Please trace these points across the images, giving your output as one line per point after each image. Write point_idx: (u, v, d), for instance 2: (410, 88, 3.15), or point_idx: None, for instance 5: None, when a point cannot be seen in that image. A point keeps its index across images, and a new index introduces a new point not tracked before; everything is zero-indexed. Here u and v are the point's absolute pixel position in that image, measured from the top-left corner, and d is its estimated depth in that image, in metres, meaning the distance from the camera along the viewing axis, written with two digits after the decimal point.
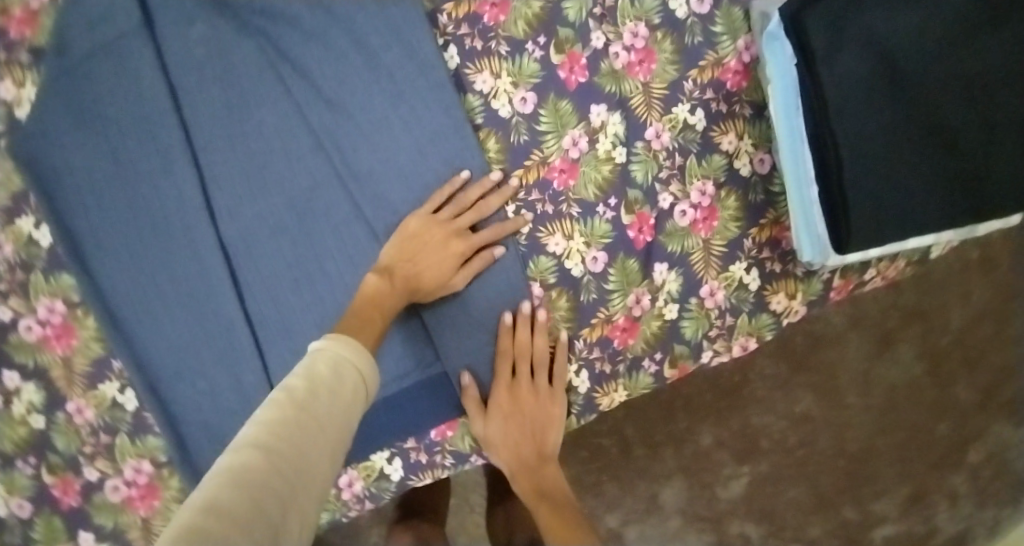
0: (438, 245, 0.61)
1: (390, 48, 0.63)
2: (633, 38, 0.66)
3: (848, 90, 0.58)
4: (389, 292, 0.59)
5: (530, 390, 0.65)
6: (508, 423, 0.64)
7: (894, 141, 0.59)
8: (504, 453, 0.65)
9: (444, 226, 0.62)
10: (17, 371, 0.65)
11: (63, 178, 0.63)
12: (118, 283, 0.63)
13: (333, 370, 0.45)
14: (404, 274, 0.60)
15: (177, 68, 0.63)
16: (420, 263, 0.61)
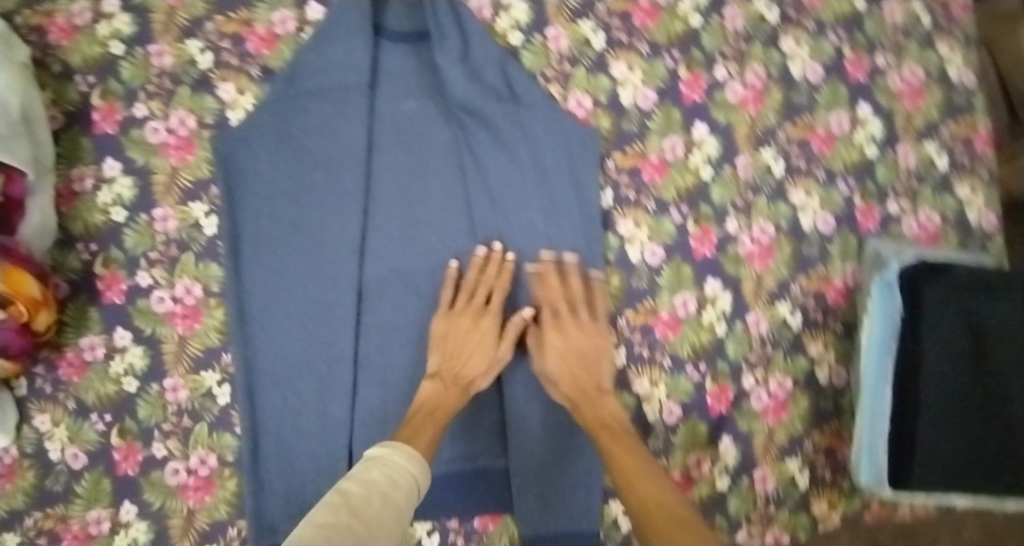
0: (473, 329, 0.68)
1: (564, 175, 0.71)
2: (761, 233, 0.74)
3: (939, 353, 0.66)
4: (446, 392, 0.67)
5: (587, 344, 0.69)
6: (569, 382, 0.68)
7: (968, 410, 0.66)
8: (569, 392, 0.68)
9: (472, 311, 0.68)
10: (130, 332, 0.69)
11: (245, 182, 0.69)
12: (260, 288, 0.69)
13: (387, 476, 0.55)
14: (452, 372, 0.67)
15: (380, 130, 0.71)
16: (467, 355, 0.68)
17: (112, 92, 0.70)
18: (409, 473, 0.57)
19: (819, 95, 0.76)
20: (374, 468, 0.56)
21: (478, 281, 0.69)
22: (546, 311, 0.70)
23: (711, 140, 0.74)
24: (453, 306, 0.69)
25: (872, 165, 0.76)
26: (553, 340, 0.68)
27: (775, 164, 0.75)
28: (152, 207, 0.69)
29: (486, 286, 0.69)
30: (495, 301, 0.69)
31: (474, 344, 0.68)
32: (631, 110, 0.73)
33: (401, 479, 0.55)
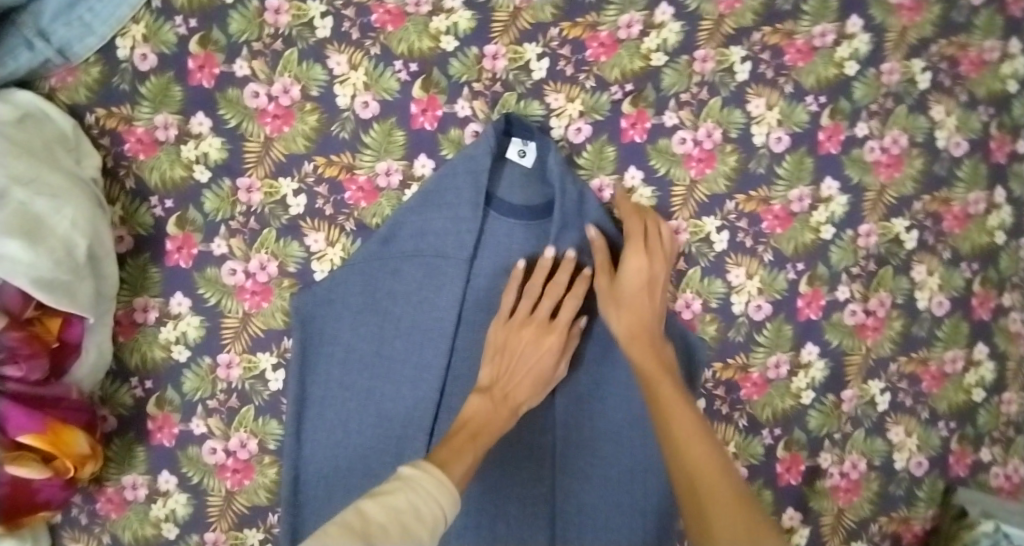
0: (531, 345, 0.60)
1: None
2: (850, 468, 0.70)
3: None
4: (493, 412, 0.57)
5: (659, 273, 0.61)
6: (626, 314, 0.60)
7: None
8: (626, 321, 0.60)
9: (537, 325, 0.61)
10: (176, 477, 0.65)
11: (322, 342, 0.64)
12: (318, 456, 0.64)
13: (410, 502, 0.43)
14: (503, 389, 0.59)
15: (472, 302, 0.64)
16: (521, 375, 0.60)
17: (189, 221, 0.63)
18: (436, 502, 0.44)
19: (941, 329, 0.70)
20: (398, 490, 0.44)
21: (541, 288, 0.62)
22: (635, 222, 0.62)
23: (819, 362, 0.69)
24: (515, 315, 0.62)
25: (976, 409, 0.71)
26: (634, 264, 0.60)
27: (880, 397, 0.70)
28: (217, 352, 0.64)
29: (553, 298, 0.62)
30: (564, 316, 0.61)
31: (533, 365, 0.60)
32: (741, 319, 0.68)
33: (426, 509, 0.43)
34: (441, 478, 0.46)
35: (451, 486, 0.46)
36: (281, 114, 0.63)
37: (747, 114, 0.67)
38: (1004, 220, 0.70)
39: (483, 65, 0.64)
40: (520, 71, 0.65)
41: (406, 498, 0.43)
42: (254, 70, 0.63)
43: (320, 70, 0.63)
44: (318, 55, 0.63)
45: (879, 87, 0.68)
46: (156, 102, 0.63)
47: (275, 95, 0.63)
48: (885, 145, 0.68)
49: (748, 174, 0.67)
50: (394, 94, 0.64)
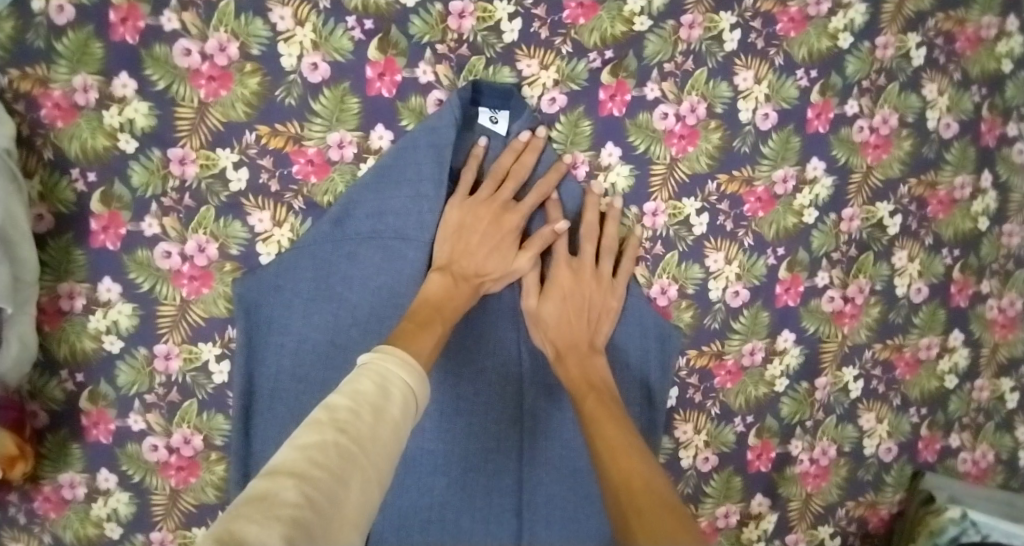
0: (491, 225, 0.57)
1: (637, 374, 0.63)
2: (821, 453, 0.69)
3: None
4: (456, 290, 0.55)
5: (584, 285, 0.60)
6: (561, 331, 0.59)
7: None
8: (557, 337, 0.59)
9: (495, 204, 0.57)
10: (116, 475, 0.60)
11: (269, 331, 0.58)
12: (268, 453, 0.59)
13: (376, 383, 0.38)
14: (461, 264, 0.57)
15: None
16: (480, 253, 0.57)
17: (115, 197, 0.57)
18: (405, 384, 0.40)
19: (918, 316, 0.70)
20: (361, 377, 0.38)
21: (511, 170, 0.58)
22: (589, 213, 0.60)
23: (794, 349, 0.67)
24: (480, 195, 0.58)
25: (946, 396, 0.72)
26: (552, 304, 0.59)
27: (854, 384, 0.69)
28: (154, 342, 0.58)
29: (521, 177, 0.58)
30: (527, 199, 0.58)
31: (491, 246, 0.57)
32: (718, 306, 0.65)
33: (397, 391, 0.38)
34: (404, 359, 0.41)
35: (415, 365, 0.42)
36: (216, 75, 0.56)
37: (734, 89, 0.63)
38: (988, 206, 0.70)
39: (448, 25, 0.58)
40: (489, 32, 0.58)
41: (372, 381, 0.38)
42: (184, 23, 0.55)
43: (260, 25, 0.56)
44: (258, 8, 0.55)
45: (872, 63, 0.65)
46: (74, 61, 0.54)
47: (208, 54, 0.56)
48: (874, 125, 0.66)
49: (731, 153, 0.63)
50: (347, 54, 0.57)
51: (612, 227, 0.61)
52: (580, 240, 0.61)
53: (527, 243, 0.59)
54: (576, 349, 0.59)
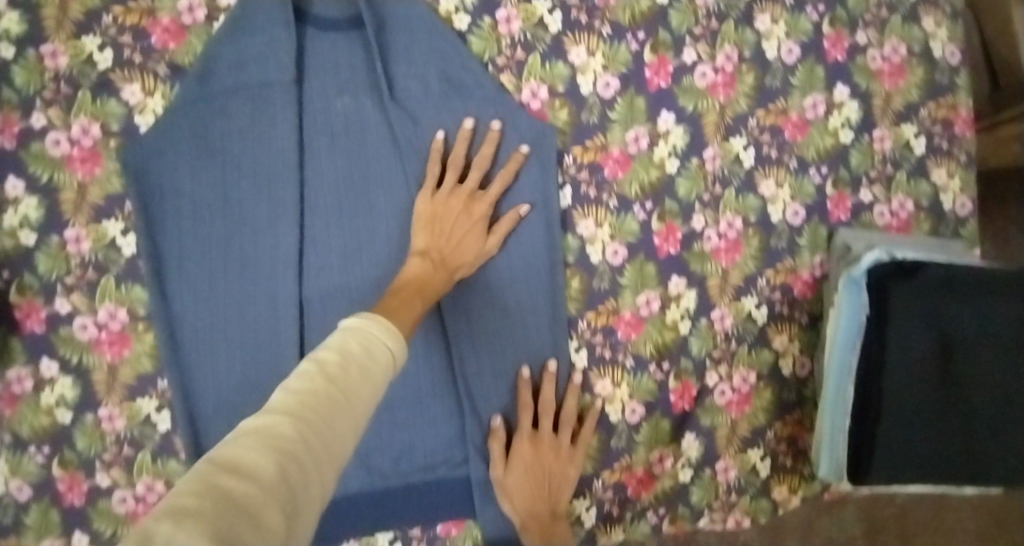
0: (463, 213, 0.63)
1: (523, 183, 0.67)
2: (728, 227, 0.71)
3: (898, 364, 0.65)
4: (434, 274, 0.60)
5: (537, 481, 0.68)
6: (527, 505, 0.67)
7: (930, 417, 0.66)
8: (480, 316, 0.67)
9: (465, 193, 0.63)
10: (56, 362, 0.65)
11: (165, 197, 0.63)
12: (191, 312, 0.65)
13: (364, 348, 0.39)
14: (441, 253, 0.62)
15: (311, 130, 0.64)
16: (456, 239, 0.63)
17: (5, 102, 0.61)
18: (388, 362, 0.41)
19: (795, 76, 0.70)
20: (346, 334, 0.40)
21: (455, 158, 0.64)
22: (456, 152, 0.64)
23: (677, 130, 0.69)
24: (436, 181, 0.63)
25: (845, 152, 0.72)
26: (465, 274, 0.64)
27: (745, 154, 0.70)
28: (63, 228, 0.63)
29: (463, 157, 0.64)
30: (491, 186, 0.64)
31: (464, 231, 0.63)
32: (591, 100, 0.68)
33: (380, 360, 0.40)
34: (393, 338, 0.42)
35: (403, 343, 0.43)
36: None
37: None
38: None
39: None
40: None
41: (360, 343, 0.39)
42: None
43: None
44: None
45: None
46: None
47: None
48: None
49: None
50: None
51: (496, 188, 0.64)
52: (540, 416, 0.69)
53: (494, 227, 0.66)
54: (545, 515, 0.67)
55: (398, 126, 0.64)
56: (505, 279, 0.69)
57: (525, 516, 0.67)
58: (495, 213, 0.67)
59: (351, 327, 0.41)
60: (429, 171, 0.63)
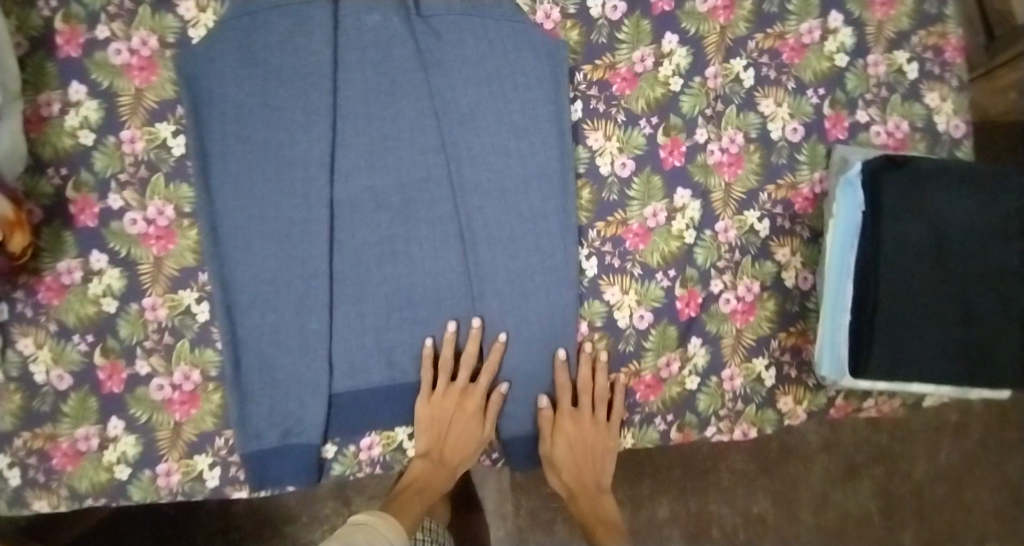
0: (459, 411, 0.72)
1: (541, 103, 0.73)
2: (730, 143, 0.75)
3: (893, 257, 0.68)
4: (435, 471, 0.74)
5: (578, 461, 0.75)
6: (576, 478, 0.76)
7: (929, 311, 0.69)
8: (459, 437, 0.73)
9: (450, 410, 0.72)
10: (105, 255, 0.70)
11: (210, 100, 0.70)
12: (232, 208, 0.70)
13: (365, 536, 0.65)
14: (441, 451, 0.73)
15: (344, 44, 0.71)
16: (453, 439, 0.73)
17: (73, 16, 0.69)
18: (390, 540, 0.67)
19: (791, 4, 0.76)
20: (357, 530, 0.66)
21: (467, 356, 0.72)
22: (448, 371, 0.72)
23: (681, 50, 0.74)
24: (439, 395, 0.72)
25: (841, 74, 0.76)
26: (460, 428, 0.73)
27: (745, 74, 0.75)
28: (120, 129, 0.70)
29: (468, 359, 0.72)
30: (482, 379, 0.73)
31: (460, 425, 0.73)
32: (600, 22, 0.74)
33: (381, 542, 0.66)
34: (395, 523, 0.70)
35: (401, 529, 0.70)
36: None
37: None
38: None
39: None
40: None
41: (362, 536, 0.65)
42: None
43: None
44: None
45: None
46: None
47: None
48: None
49: None
50: None
51: (479, 398, 0.73)
52: (579, 393, 0.74)
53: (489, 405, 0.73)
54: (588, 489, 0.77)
55: (424, 42, 0.72)
56: (520, 186, 0.73)
57: (571, 492, 0.77)
58: (513, 125, 0.73)
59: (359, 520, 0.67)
60: (425, 377, 0.72)
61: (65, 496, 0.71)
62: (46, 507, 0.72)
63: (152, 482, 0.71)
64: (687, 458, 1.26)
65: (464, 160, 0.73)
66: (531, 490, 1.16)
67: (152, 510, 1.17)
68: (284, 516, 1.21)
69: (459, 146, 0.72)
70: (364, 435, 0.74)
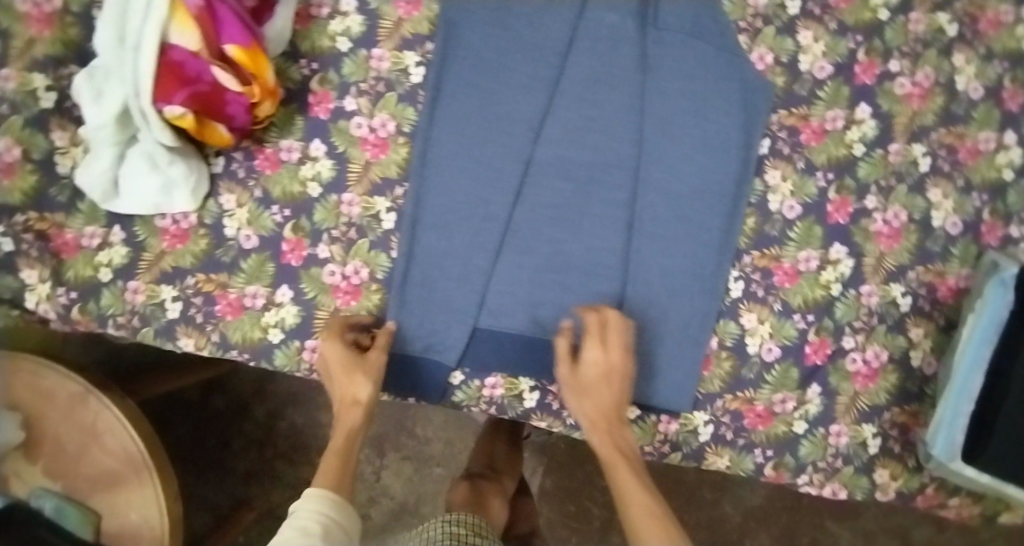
0: (343, 375, 0.73)
1: (737, 129, 0.79)
2: (893, 217, 0.81)
3: None
4: (353, 417, 0.73)
5: (602, 382, 0.73)
6: (593, 404, 0.73)
7: None
8: (349, 396, 0.72)
9: (340, 361, 0.73)
10: (325, 146, 0.80)
11: (458, 46, 0.79)
12: (444, 139, 0.79)
13: (296, 527, 0.62)
14: (341, 397, 0.73)
15: (582, 30, 0.80)
16: (340, 382, 0.73)
17: None
18: (322, 513, 0.64)
19: (975, 111, 0.83)
20: (293, 524, 0.62)
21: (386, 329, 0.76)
22: (333, 347, 0.73)
23: (870, 121, 0.81)
24: (343, 364, 0.73)
25: (1005, 187, 0.82)
26: (359, 386, 0.72)
27: (922, 159, 0.82)
28: (373, 47, 0.80)
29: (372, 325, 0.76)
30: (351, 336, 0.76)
31: (345, 374, 0.73)
32: (806, 76, 0.81)
33: (312, 524, 0.62)
34: (324, 493, 0.66)
35: (337, 498, 0.66)
36: None
37: None
38: None
39: None
40: None
41: (292, 530, 0.61)
42: None
43: None
44: None
45: None
46: None
47: None
48: None
49: None
50: None
51: (339, 353, 0.73)
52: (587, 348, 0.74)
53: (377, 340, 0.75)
54: (611, 420, 0.72)
55: (650, 49, 0.79)
56: (696, 199, 0.79)
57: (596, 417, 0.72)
58: (707, 143, 0.79)
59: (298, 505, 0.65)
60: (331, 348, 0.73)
61: (213, 340, 0.78)
62: (191, 345, 0.78)
63: (297, 352, 0.79)
64: (715, 525, 1.22)
65: (652, 159, 0.79)
66: (556, 503, 1.19)
67: (203, 403, 1.31)
68: (319, 448, 1.32)
69: (652, 145, 0.79)
70: (490, 374, 0.80)
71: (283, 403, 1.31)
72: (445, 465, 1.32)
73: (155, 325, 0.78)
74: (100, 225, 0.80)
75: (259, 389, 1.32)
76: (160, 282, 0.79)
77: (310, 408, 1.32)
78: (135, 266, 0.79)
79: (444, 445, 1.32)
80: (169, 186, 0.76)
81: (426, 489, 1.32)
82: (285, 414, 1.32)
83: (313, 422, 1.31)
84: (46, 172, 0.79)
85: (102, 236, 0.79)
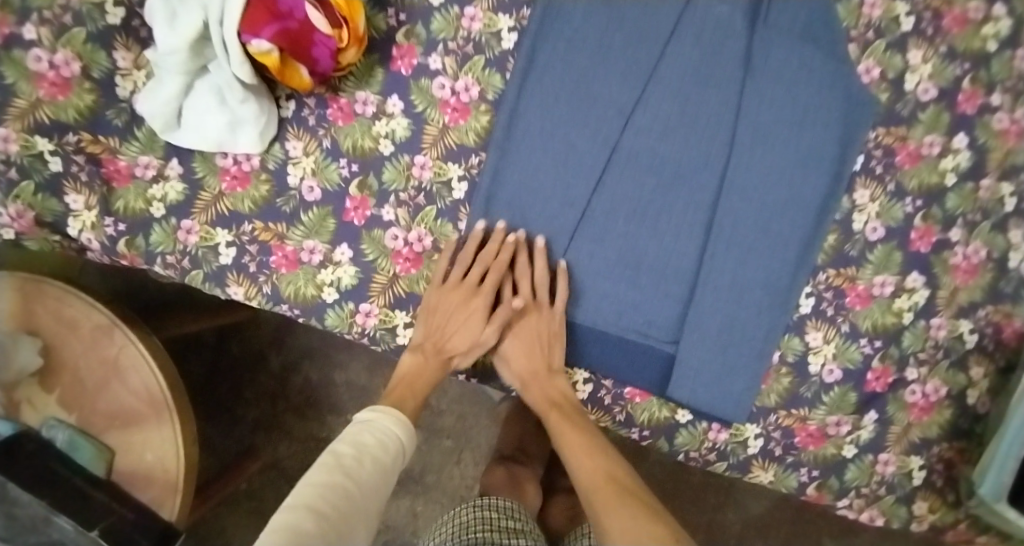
0: (460, 305, 0.75)
1: (836, 139, 0.75)
2: (973, 252, 0.78)
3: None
4: (435, 358, 0.76)
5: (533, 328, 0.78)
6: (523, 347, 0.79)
7: None
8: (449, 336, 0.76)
9: (463, 292, 0.75)
10: (403, 103, 0.77)
11: (557, 18, 0.76)
12: (531, 113, 0.76)
13: (373, 436, 0.67)
14: (439, 334, 0.76)
15: (688, 17, 0.75)
16: (447, 316, 0.75)
17: None
18: (396, 434, 0.70)
19: None
20: (362, 430, 0.68)
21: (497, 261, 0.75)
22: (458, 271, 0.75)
23: (967, 152, 0.77)
24: (455, 294, 0.75)
25: None
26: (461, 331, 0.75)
27: (1009, 200, 0.77)
28: (467, 5, 0.76)
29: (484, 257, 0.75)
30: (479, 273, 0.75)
31: (462, 309, 0.75)
32: (909, 96, 0.78)
33: (387, 441, 0.68)
34: (397, 418, 0.71)
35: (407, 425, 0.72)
36: None
37: None
38: None
39: None
40: None
41: (364, 437, 0.67)
42: None
43: None
44: None
45: None
46: None
47: None
48: None
49: None
50: None
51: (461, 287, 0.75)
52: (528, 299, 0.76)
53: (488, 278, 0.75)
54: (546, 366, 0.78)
55: (755, 47, 0.75)
56: (783, 209, 0.76)
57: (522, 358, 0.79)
58: (802, 151, 0.75)
59: (366, 418, 0.70)
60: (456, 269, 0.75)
61: (264, 292, 0.77)
62: (239, 294, 0.77)
63: (349, 315, 0.77)
64: (717, 531, 1.22)
65: (740, 160, 0.76)
66: None
67: (219, 347, 1.27)
68: (332, 409, 1.27)
69: (742, 147, 0.76)
70: None
71: (299, 357, 1.27)
72: (455, 439, 1.24)
73: (204, 269, 0.76)
74: (156, 156, 0.75)
75: (277, 340, 1.28)
76: (214, 225, 0.76)
77: (327, 367, 1.27)
78: (190, 205, 0.76)
79: (457, 419, 1.25)
80: (238, 123, 0.72)
81: (433, 462, 1.25)
82: (301, 370, 1.28)
83: (328, 381, 1.27)
84: (104, 93, 0.73)
85: (157, 167, 0.75)
